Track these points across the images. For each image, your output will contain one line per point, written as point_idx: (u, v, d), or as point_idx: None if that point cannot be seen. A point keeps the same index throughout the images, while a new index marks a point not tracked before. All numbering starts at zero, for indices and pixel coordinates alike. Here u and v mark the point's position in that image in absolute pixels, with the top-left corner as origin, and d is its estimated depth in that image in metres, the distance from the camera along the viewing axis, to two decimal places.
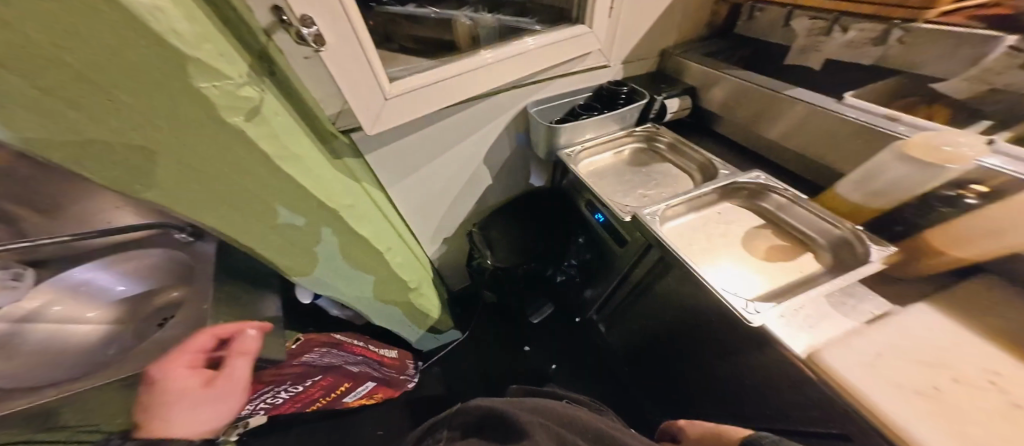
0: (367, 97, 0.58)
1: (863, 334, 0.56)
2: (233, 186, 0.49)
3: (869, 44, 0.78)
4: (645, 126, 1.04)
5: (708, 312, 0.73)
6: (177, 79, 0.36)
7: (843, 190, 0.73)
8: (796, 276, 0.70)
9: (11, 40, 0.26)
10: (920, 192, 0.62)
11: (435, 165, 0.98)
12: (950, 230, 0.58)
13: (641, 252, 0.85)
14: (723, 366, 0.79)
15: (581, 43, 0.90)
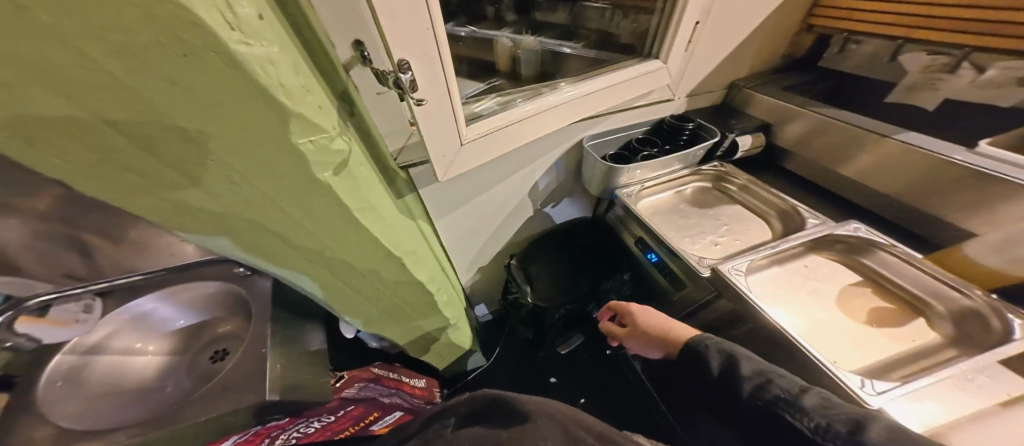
0: (446, 145, 0.54)
1: (1001, 422, 0.44)
2: (304, 236, 0.47)
3: (1010, 84, 0.69)
4: (714, 165, 0.98)
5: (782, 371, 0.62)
6: (277, 134, 0.34)
7: (974, 251, 0.63)
8: (911, 348, 0.57)
9: (129, 99, 0.27)
10: None
11: (484, 197, 0.93)
12: None
13: (704, 302, 0.74)
14: None
15: (652, 79, 0.85)
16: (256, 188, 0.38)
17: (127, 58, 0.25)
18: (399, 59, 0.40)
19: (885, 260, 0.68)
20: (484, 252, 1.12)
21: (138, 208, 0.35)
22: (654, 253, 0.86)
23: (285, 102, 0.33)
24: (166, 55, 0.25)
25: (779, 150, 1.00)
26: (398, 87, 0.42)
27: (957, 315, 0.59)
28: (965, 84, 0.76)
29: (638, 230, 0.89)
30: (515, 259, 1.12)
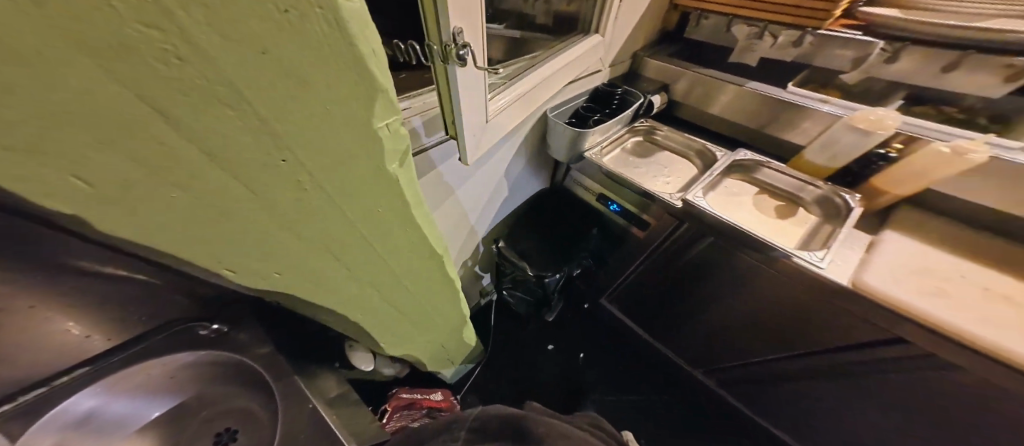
0: (476, 123, 0.50)
1: (875, 254, 0.69)
2: (357, 251, 0.39)
3: (791, 47, 0.89)
4: (643, 121, 1.03)
5: (731, 265, 0.84)
6: (359, 119, 0.28)
7: (810, 155, 0.84)
8: (805, 228, 0.80)
9: (199, 74, 0.19)
10: (865, 150, 0.77)
11: (467, 186, 0.81)
12: (897, 171, 0.73)
13: (671, 227, 0.88)
14: (712, 298, 0.95)
15: (591, 54, 0.81)
16: (320, 190, 0.30)
17: (210, 7, 0.17)
18: (455, 28, 0.35)
19: (768, 173, 0.89)
20: (465, 248, 1.03)
21: (168, 242, 0.25)
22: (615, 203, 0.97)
23: (377, 75, 0.27)
24: (266, 10, 0.19)
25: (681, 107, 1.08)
26: (451, 60, 0.38)
27: (816, 200, 0.84)
28: (773, 47, 0.93)
29: (597, 186, 0.99)
30: (501, 241, 1.06)
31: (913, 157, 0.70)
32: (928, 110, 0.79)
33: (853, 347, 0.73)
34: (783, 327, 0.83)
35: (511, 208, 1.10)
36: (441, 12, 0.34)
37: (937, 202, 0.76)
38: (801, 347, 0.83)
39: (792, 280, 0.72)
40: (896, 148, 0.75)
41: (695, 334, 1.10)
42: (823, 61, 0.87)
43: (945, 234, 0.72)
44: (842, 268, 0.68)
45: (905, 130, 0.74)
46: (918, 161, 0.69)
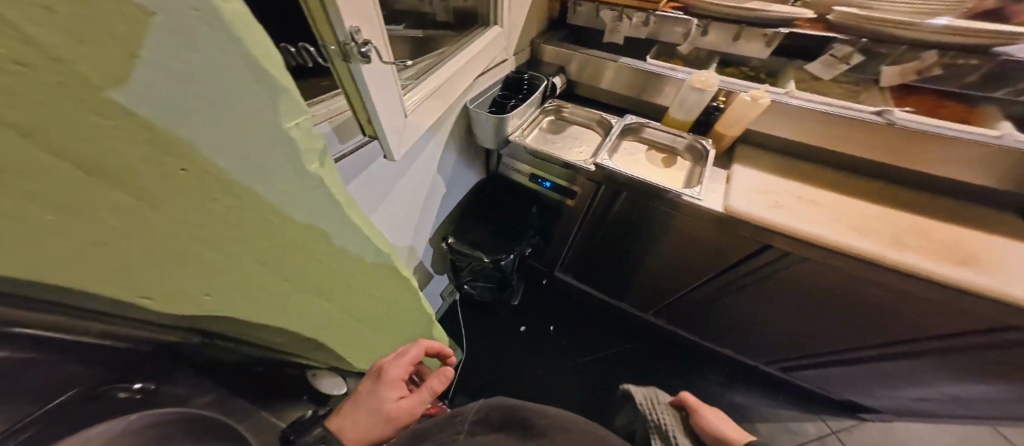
0: (395, 116, 0.51)
1: (737, 176, 0.88)
2: (290, 260, 0.38)
3: (641, 27, 0.97)
4: (551, 102, 1.07)
5: (647, 223, 0.98)
6: (267, 123, 0.26)
7: (672, 113, 0.95)
8: (682, 175, 0.91)
9: (49, 83, 0.15)
10: (703, 105, 0.90)
11: (402, 186, 0.80)
12: (731, 115, 0.87)
13: (593, 190, 0.97)
14: (635, 251, 1.11)
15: (492, 46, 0.83)
16: (229, 206, 0.28)
17: (57, 11, 0.14)
18: (351, 27, 0.36)
19: (650, 132, 0.99)
20: (413, 252, 1.00)
21: (69, 276, 0.22)
22: (546, 180, 1.05)
23: (276, 74, 0.25)
24: (129, 11, 0.16)
25: (580, 87, 1.11)
26: (353, 56, 0.38)
27: (685, 150, 0.96)
28: (630, 28, 0.99)
29: (527, 167, 1.05)
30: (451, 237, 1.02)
31: (734, 105, 0.85)
32: (733, 71, 0.99)
33: (738, 263, 0.91)
34: (691, 263, 1.01)
35: (449, 203, 1.09)
36: (332, 13, 0.34)
37: (757, 139, 0.95)
38: (706, 278, 1.03)
39: (690, 217, 0.87)
40: (721, 98, 0.91)
41: (631, 283, 1.26)
42: (664, 38, 0.97)
43: (786, 158, 0.93)
44: (715, 198, 0.84)
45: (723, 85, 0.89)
46: (738, 107, 0.84)
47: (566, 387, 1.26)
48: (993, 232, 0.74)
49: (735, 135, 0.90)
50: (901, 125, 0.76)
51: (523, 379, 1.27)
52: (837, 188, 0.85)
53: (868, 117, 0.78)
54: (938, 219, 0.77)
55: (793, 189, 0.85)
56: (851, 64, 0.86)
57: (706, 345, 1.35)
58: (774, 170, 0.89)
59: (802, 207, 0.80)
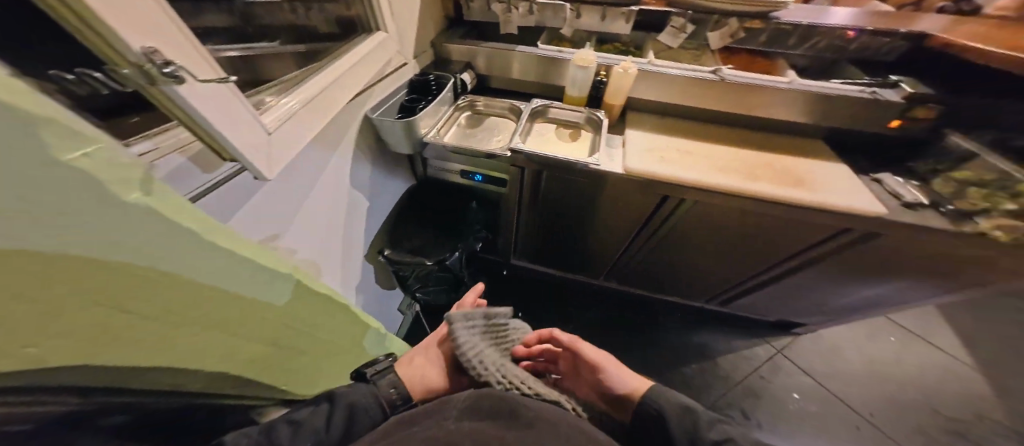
0: (250, 137, 0.46)
1: (635, 135, 0.98)
2: (154, 327, 0.30)
3: (529, 15, 1.02)
4: (464, 98, 1.08)
5: (580, 199, 1.05)
6: (23, 165, 0.18)
7: (569, 91, 1.02)
8: (585, 146, 0.99)
9: None
10: (591, 81, 0.99)
11: (311, 211, 0.69)
12: (612, 86, 0.96)
13: (518, 175, 1.02)
14: (576, 227, 1.19)
15: (380, 50, 0.80)
16: (17, 290, 0.20)
17: None
18: (144, 48, 0.30)
19: (556, 112, 1.06)
20: (353, 285, 0.87)
21: None
22: (476, 174, 1.06)
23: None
24: None
25: (492, 80, 1.15)
26: (157, 78, 0.32)
27: (586, 122, 1.05)
28: (519, 18, 1.04)
29: (461, 164, 1.05)
30: (386, 249, 0.88)
31: (613, 76, 0.94)
32: (610, 47, 1.10)
33: (649, 217, 1.03)
34: (623, 228, 1.12)
35: (382, 220, 0.98)
36: (111, 36, 0.27)
37: (639, 105, 1.06)
38: (634, 237, 1.15)
39: (613, 185, 0.95)
40: (602, 73, 0.98)
41: (580, 256, 1.36)
42: (550, 22, 1.03)
43: (683, 120, 1.05)
44: (615, 162, 0.92)
45: (602, 61, 0.99)
46: (616, 79, 0.94)
47: None
48: (828, 159, 0.93)
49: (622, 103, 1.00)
50: (764, 81, 0.90)
51: None
52: (713, 140, 0.98)
53: (706, 76, 0.92)
54: (784, 154, 0.94)
55: (681, 145, 0.96)
56: (687, 32, 0.97)
57: (661, 298, 1.51)
58: (667, 131, 1.01)
59: (691, 160, 0.91)
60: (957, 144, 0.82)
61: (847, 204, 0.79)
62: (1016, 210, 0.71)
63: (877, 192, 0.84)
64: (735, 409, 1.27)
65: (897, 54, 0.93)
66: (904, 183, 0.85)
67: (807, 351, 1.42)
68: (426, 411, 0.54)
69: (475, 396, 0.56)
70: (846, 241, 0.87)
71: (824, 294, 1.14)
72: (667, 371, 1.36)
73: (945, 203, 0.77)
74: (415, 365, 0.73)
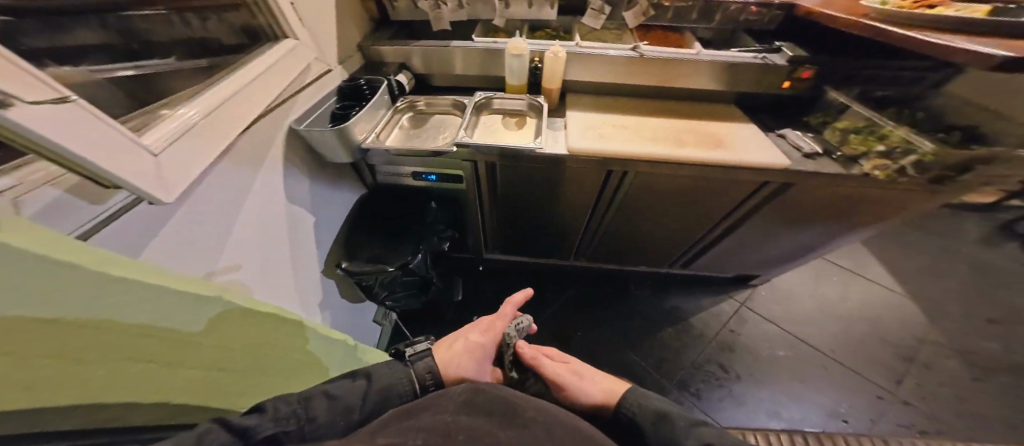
0: (134, 161, 0.37)
1: (577, 116, 1.04)
2: (59, 369, 0.28)
3: (458, 9, 1.02)
4: (403, 100, 1.06)
5: (541, 184, 1.08)
6: None
7: (510, 80, 1.04)
8: (530, 132, 1.02)
9: None
10: (528, 69, 1.01)
11: (251, 233, 0.61)
12: (550, 71, 0.99)
13: (473, 169, 1.03)
14: (542, 213, 1.23)
15: (296, 57, 0.74)
16: None
17: None
18: None
19: (501, 103, 1.08)
20: (313, 302, 0.83)
21: None
22: (429, 175, 1.06)
23: None
24: None
25: (433, 78, 1.14)
26: None
27: (530, 108, 1.07)
28: (450, 13, 1.03)
29: (412, 166, 1.02)
30: (343, 262, 0.85)
31: (547, 62, 0.97)
32: (543, 33, 1.11)
33: (599, 192, 1.09)
34: (584, 208, 1.18)
35: (336, 231, 0.94)
36: None
37: (573, 89, 1.12)
38: (595, 214, 1.22)
39: (567, 166, 1.00)
40: (536, 59, 1.02)
41: (549, 241, 1.40)
42: (478, 15, 1.05)
43: (622, 99, 1.11)
44: (559, 143, 0.97)
45: (535, 49, 1.01)
46: (551, 63, 0.97)
47: None
48: (745, 122, 1.03)
49: (557, 87, 1.04)
50: (686, 56, 0.96)
51: None
52: (647, 113, 1.06)
53: (626, 53, 0.98)
54: (712, 120, 1.03)
55: (619, 122, 1.02)
56: (607, 12, 1.02)
57: (629, 269, 1.61)
58: (607, 110, 1.07)
59: (629, 134, 0.98)
60: (835, 98, 0.95)
61: (756, 162, 0.89)
62: (884, 151, 0.84)
63: (783, 148, 0.94)
64: (714, 364, 1.39)
65: (776, 24, 1.04)
66: (803, 136, 0.96)
67: (765, 301, 1.59)
68: (422, 405, 0.55)
69: (472, 391, 0.57)
70: (769, 192, 0.98)
71: (767, 244, 1.27)
72: (646, 337, 1.45)
73: (835, 151, 0.91)
74: (455, 351, 0.77)
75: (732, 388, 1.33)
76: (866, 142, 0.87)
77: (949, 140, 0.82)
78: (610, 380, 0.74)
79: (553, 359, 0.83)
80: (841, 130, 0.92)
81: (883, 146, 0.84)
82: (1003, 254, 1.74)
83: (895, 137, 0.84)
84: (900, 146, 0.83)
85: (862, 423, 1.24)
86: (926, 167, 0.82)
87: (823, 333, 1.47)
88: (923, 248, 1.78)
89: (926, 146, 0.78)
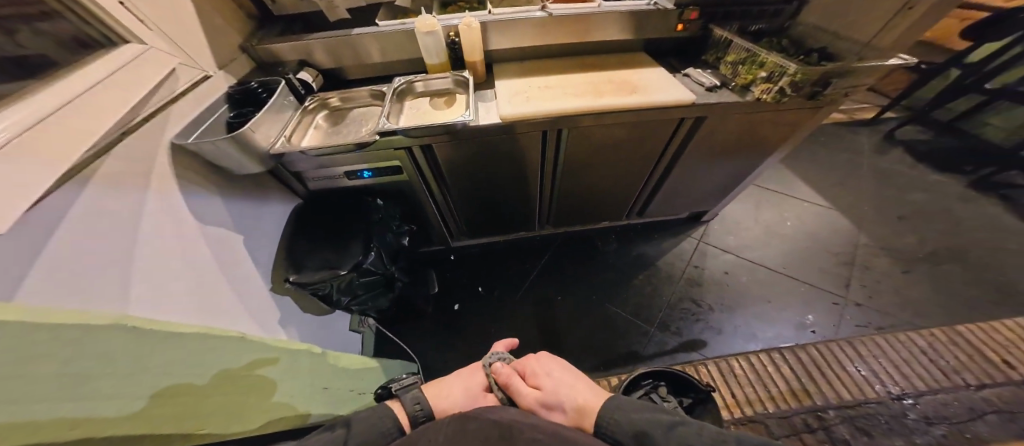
0: None
1: (505, 83, 1.06)
2: None
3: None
4: (312, 98, 1.01)
5: (486, 157, 1.10)
6: None
7: (429, 60, 1.02)
8: (460, 108, 1.01)
9: None
10: (444, 45, 1.00)
11: (156, 256, 0.55)
12: (467, 44, 0.98)
13: (410, 157, 1.03)
14: (497, 186, 1.26)
15: (154, 64, 0.68)
16: None
17: None
18: None
19: (426, 85, 1.06)
20: (271, 317, 0.79)
21: None
22: (365, 171, 1.04)
23: None
24: None
25: (348, 70, 1.09)
26: None
27: (458, 83, 1.06)
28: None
29: (345, 166, 1.01)
30: (290, 274, 0.82)
31: (463, 33, 0.96)
32: (457, 7, 1.09)
33: (543, 153, 1.16)
34: (533, 173, 1.23)
35: (278, 243, 0.89)
36: None
37: (497, 59, 1.13)
38: (546, 176, 1.28)
39: (507, 134, 1.03)
40: (452, 34, 1.01)
41: (513, 214, 1.43)
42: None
43: (544, 62, 1.14)
44: (492, 114, 1.00)
45: (448, 24, 1.00)
46: (468, 33, 0.95)
47: (516, 323, 1.40)
48: (653, 66, 1.11)
49: (480, 58, 1.03)
50: (591, 9, 1.00)
51: (480, 339, 1.34)
52: (567, 71, 1.11)
53: (536, 13, 1.00)
54: (624, 69, 1.10)
55: (545, 84, 1.06)
56: None
57: (593, 228, 1.69)
58: (533, 74, 1.10)
59: (553, 93, 1.03)
60: (719, 36, 1.04)
61: (666, 100, 0.99)
62: (765, 76, 0.95)
63: (688, 84, 1.06)
64: (687, 300, 1.51)
65: None
66: (703, 72, 1.09)
67: (718, 233, 1.75)
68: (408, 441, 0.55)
69: (462, 421, 0.58)
70: (688, 127, 1.12)
71: (704, 176, 1.40)
72: (622, 288, 1.54)
73: (731, 83, 1.05)
74: (442, 384, 0.81)
75: (707, 318, 1.46)
76: (751, 72, 0.98)
77: (808, 61, 0.96)
78: (588, 400, 0.71)
79: (530, 378, 0.80)
80: (731, 63, 1.04)
81: (764, 73, 0.94)
82: (889, 153, 2.05)
83: (769, 64, 0.93)
84: (775, 71, 0.91)
85: (826, 327, 1.42)
86: (798, 85, 0.93)
87: (766, 252, 1.66)
88: (828, 158, 2.04)
89: (792, 67, 0.87)
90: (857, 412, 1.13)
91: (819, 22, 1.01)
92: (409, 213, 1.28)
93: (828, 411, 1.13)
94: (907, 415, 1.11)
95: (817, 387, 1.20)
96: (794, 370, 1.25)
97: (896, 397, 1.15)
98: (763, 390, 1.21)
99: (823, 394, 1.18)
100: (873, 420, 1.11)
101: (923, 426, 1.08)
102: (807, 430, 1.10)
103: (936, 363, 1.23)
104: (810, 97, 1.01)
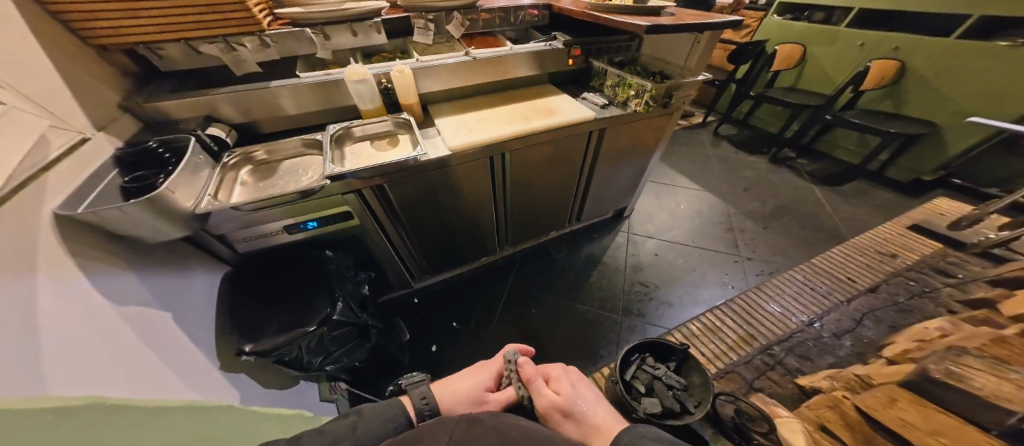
0: None
1: (444, 120, 1.16)
2: None
3: (265, 48, 0.93)
4: (231, 153, 0.91)
5: (440, 188, 1.14)
6: None
7: (363, 106, 1.05)
8: (406, 147, 1.04)
9: None
10: (377, 93, 1.05)
11: (62, 342, 0.48)
12: (402, 89, 1.06)
13: (361, 201, 1.00)
14: (450, 219, 1.29)
15: (18, 126, 0.53)
16: None
17: None
18: None
19: (363, 130, 1.07)
20: (224, 391, 0.72)
21: None
22: (309, 223, 0.96)
23: None
24: None
25: (264, 125, 1.04)
26: None
27: (401, 124, 1.10)
28: (253, 53, 0.92)
29: (278, 221, 0.90)
30: (244, 347, 0.71)
31: (397, 80, 1.04)
32: (380, 57, 1.18)
33: (492, 179, 1.27)
34: (483, 201, 1.32)
35: (212, 316, 0.78)
36: None
37: (427, 98, 1.24)
38: (495, 201, 1.38)
39: (454, 165, 1.10)
40: (384, 81, 1.08)
41: (467, 245, 1.46)
42: (286, 50, 0.97)
43: (468, 97, 1.30)
44: (439, 148, 1.07)
45: (378, 71, 1.06)
46: (401, 78, 1.04)
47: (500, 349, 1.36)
48: (556, 93, 1.37)
49: (413, 101, 1.11)
50: (501, 53, 1.21)
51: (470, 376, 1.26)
52: (494, 104, 1.28)
53: (460, 57, 1.16)
54: (539, 98, 1.34)
55: (479, 116, 1.20)
56: (432, 29, 1.18)
57: (542, 240, 1.81)
58: (464, 110, 1.24)
59: (485, 121, 1.18)
60: (598, 65, 1.37)
61: (577, 118, 1.23)
62: (635, 94, 1.29)
63: (587, 105, 1.34)
64: (638, 284, 1.71)
65: (545, 18, 1.38)
66: (594, 95, 1.39)
67: (638, 223, 2.08)
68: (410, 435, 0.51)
69: (471, 420, 0.52)
70: (597, 139, 1.38)
71: (617, 177, 1.69)
72: (583, 287, 1.66)
73: (614, 100, 1.37)
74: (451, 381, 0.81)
75: (657, 296, 1.67)
76: (624, 92, 1.31)
77: (658, 80, 1.32)
78: (607, 422, 0.69)
79: (552, 383, 0.77)
80: (611, 86, 1.35)
81: (634, 91, 1.28)
82: (721, 144, 2.83)
83: (634, 84, 1.27)
84: (640, 89, 1.26)
85: (738, 280, 1.76)
86: (656, 99, 1.30)
87: (676, 230, 2.04)
88: (687, 154, 2.70)
89: (648, 85, 1.21)
90: (793, 342, 1.39)
91: (652, 53, 1.42)
92: (361, 258, 1.19)
93: (774, 348, 1.37)
94: (822, 335, 1.41)
95: (757, 331, 1.45)
96: (737, 322, 1.49)
97: (808, 322, 1.46)
98: (723, 343, 1.41)
99: (763, 335, 1.43)
100: (805, 344, 1.38)
101: (837, 341, 1.38)
102: (768, 368, 1.31)
103: (817, 290, 1.59)
104: (664, 107, 1.38)
